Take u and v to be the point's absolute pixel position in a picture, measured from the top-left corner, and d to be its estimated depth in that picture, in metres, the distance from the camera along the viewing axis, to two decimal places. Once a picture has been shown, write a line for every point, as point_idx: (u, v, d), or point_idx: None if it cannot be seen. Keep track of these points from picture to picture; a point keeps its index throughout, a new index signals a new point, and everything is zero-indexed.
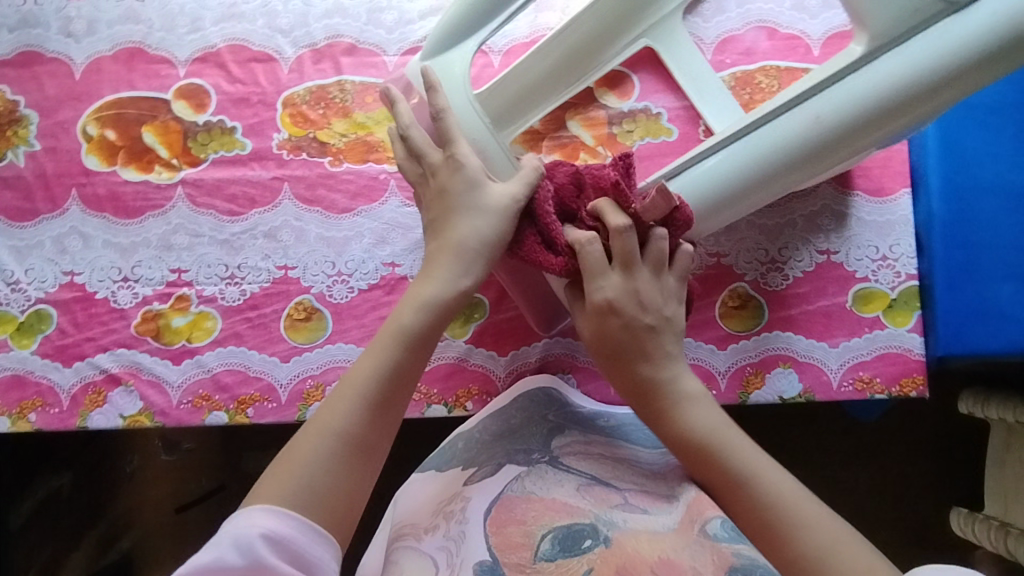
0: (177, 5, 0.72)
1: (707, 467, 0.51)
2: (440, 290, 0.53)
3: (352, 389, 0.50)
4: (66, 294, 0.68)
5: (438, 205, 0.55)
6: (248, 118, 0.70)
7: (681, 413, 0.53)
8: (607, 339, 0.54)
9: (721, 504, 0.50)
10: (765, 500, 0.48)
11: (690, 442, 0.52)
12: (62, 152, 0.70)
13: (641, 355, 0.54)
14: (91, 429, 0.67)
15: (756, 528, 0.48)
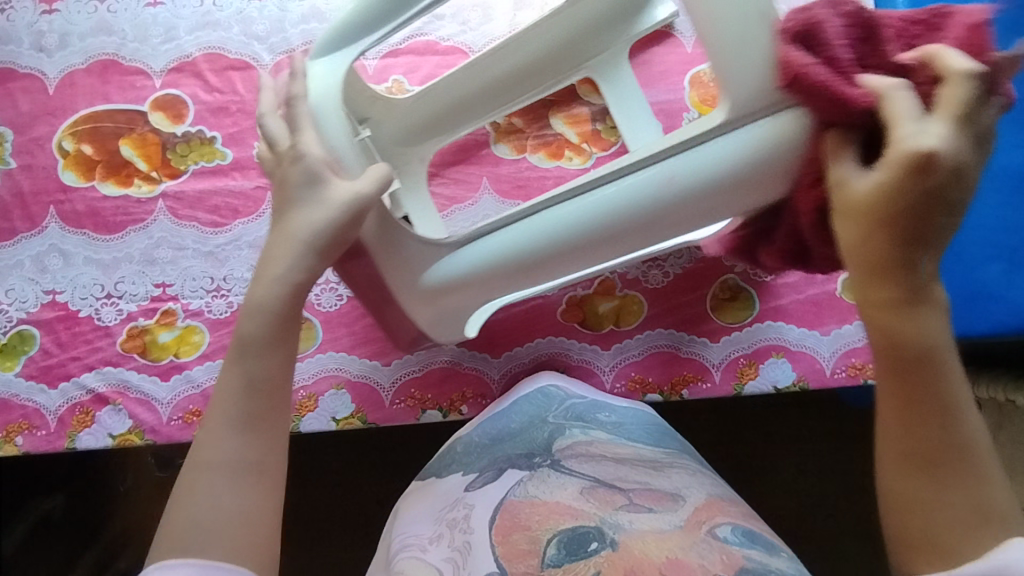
0: (150, 14, 0.70)
1: (925, 386, 0.41)
2: (271, 293, 0.46)
3: (219, 413, 0.45)
4: (48, 313, 0.67)
5: (277, 196, 0.49)
6: (227, 128, 0.69)
7: (921, 320, 0.40)
8: (879, 223, 0.38)
9: (914, 431, 0.41)
10: (960, 435, 0.41)
11: (919, 350, 0.40)
12: (38, 169, 0.68)
13: (909, 263, 0.39)
14: (80, 449, 0.66)
15: (904, 476, 0.42)
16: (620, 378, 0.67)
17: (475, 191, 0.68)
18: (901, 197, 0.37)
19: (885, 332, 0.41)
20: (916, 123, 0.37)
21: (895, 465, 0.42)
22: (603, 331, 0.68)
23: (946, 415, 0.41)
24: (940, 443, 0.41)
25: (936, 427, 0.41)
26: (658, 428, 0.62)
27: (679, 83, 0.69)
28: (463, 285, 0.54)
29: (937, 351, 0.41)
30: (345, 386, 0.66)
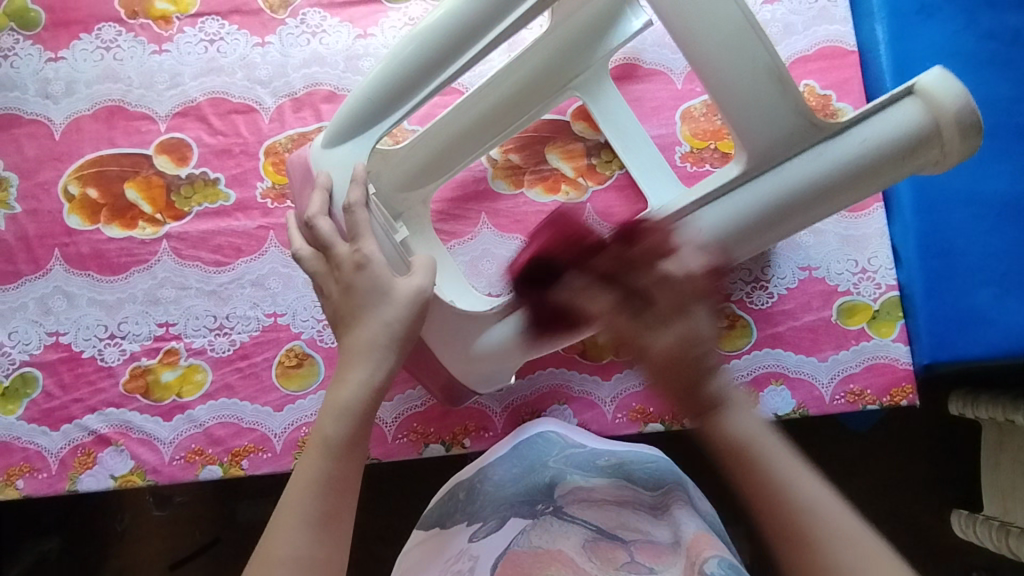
0: (155, 61, 0.72)
1: (743, 477, 0.46)
2: (357, 391, 0.49)
3: (317, 439, 0.48)
4: (51, 355, 0.67)
5: (343, 300, 0.51)
6: (231, 169, 0.70)
7: (728, 417, 0.48)
8: (673, 370, 0.49)
9: (769, 507, 0.44)
10: (810, 506, 0.44)
11: (733, 444, 0.47)
12: (44, 213, 0.70)
13: (701, 380, 0.48)
14: (81, 492, 0.65)
15: (784, 532, 0.43)
16: (622, 409, 0.67)
17: (475, 226, 0.70)
18: (683, 358, 0.48)
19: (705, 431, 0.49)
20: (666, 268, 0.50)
21: (778, 543, 0.44)
22: (603, 362, 0.68)
23: (787, 491, 0.44)
24: (783, 517, 0.44)
25: (776, 500, 0.44)
26: (661, 465, 0.62)
27: (670, 118, 0.71)
28: (510, 347, 0.57)
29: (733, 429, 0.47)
30: None
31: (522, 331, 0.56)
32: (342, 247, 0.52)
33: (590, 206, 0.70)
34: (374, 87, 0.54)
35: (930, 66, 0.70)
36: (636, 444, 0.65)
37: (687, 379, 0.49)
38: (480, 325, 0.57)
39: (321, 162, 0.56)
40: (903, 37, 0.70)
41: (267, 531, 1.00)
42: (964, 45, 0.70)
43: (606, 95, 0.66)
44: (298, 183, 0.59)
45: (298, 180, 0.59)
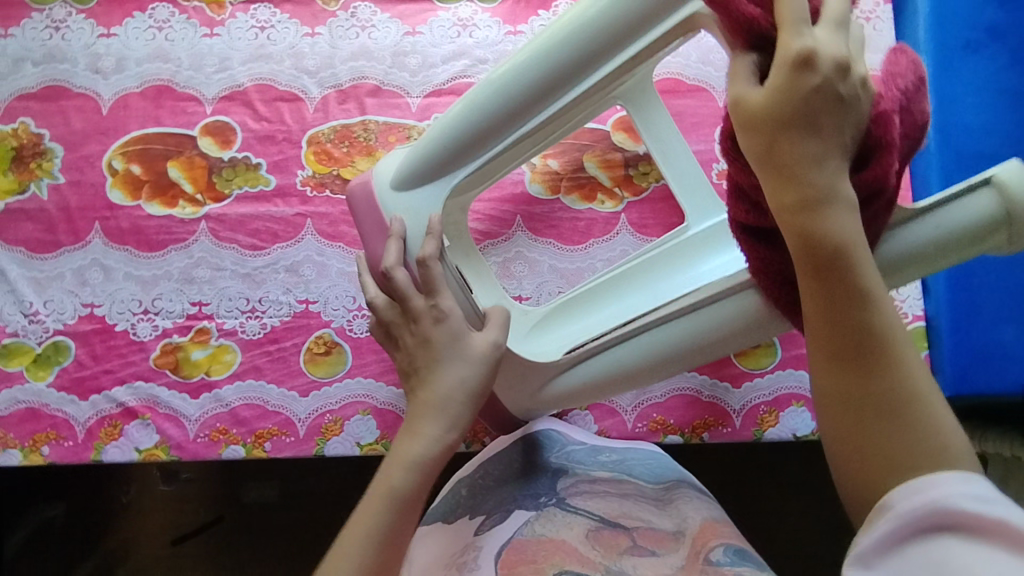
0: (205, 44, 0.73)
1: (846, 307, 0.37)
2: (425, 448, 0.51)
3: (380, 488, 0.50)
4: (84, 326, 0.68)
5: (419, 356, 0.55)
6: (273, 156, 0.71)
7: (837, 210, 0.37)
8: (779, 133, 0.37)
9: (825, 313, 0.37)
10: (881, 332, 0.37)
11: (832, 241, 0.37)
12: (87, 185, 0.71)
13: (815, 132, 0.37)
14: (105, 462, 0.66)
15: (846, 351, 0.37)
16: (642, 419, 0.68)
17: (510, 229, 0.71)
18: (793, 99, 0.36)
19: (793, 228, 0.38)
20: (802, 30, 0.36)
21: (819, 356, 0.38)
22: None
23: (868, 308, 0.37)
24: (855, 334, 0.37)
25: (853, 317, 0.37)
26: (660, 461, 0.64)
27: (710, 134, 0.72)
28: (577, 395, 0.60)
29: (852, 250, 0.37)
30: (371, 412, 0.67)
31: (582, 384, 0.59)
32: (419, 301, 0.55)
33: (624, 216, 0.71)
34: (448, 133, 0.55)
35: (970, 102, 0.71)
36: (639, 442, 0.66)
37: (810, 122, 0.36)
38: (547, 376, 0.60)
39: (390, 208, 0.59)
40: (944, 71, 0.71)
41: (271, 513, 1.01)
42: (1006, 82, 0.71)
43: (650, 110, 0.64)
44: (363, 216, 0.62)
45: (357, 199, 0.63)
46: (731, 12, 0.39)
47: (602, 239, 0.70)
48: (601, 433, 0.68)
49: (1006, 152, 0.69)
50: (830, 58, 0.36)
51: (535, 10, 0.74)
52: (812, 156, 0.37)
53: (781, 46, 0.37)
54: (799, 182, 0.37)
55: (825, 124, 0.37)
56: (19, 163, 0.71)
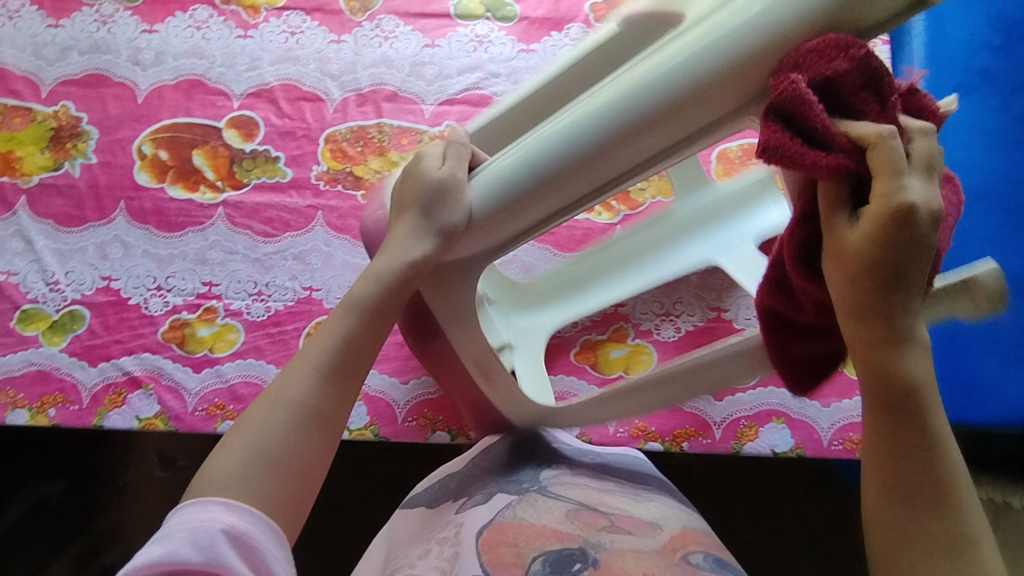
0: (239, 44, 0.79)
1: (907, 444, 0.40)
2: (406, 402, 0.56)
3: (344, 299, 0.52)
4: (100, 297, 0.72)
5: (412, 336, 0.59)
6: (291, 150, 0.76)
7: (913, 356, 0.39)
8: (870, 274, 0.37)
9: (888, 447, 0.40)
10: (941, 470, 0.40)
11: (906, 382, 0.39)
12: (116, 167, 0.75)
13: (908, 278, 0.37)
14: (106, 428, 0.69)
15: (903, 485, 0.40)
16: (624, 424, 0.70)
17: None
18: (887, 246, 0.36)
19: (868, 364, 0.40)
20: (897, 179, 0.35)
21: (876, 483, 0.41)
22: (612, 376, 0.71)
23: (931, 448, 0.40)
24: (915, 471, 0.40)
25: (915, 455, 0.40)
26: (641, 466, 0.66)
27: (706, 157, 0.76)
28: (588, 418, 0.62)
29: (925, 391, 0.39)
30: (363, 398, 0.70)
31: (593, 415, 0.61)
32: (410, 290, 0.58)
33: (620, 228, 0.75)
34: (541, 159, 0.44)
35: (963, 140, 0.73)
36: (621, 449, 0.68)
37: (906, 266, 0.36)
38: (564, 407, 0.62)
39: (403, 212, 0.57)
40: None
41: None
42: (997, 124, 0.73)
43: None
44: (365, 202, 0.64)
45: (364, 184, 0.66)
46: (805, 162, 0.36)
47: (597, 247, 0.73)
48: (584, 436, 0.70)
49: (995, 191, 0.71)
50: (929, 209, 0.35)
51: (547, 31, 0.79)
52: (898, 303, 0.38)
53: (877, 192, 0.35)
54: (886, 324, 0.38)
55: (915, 275, 0.37)
56: (57, 143, 0.76)
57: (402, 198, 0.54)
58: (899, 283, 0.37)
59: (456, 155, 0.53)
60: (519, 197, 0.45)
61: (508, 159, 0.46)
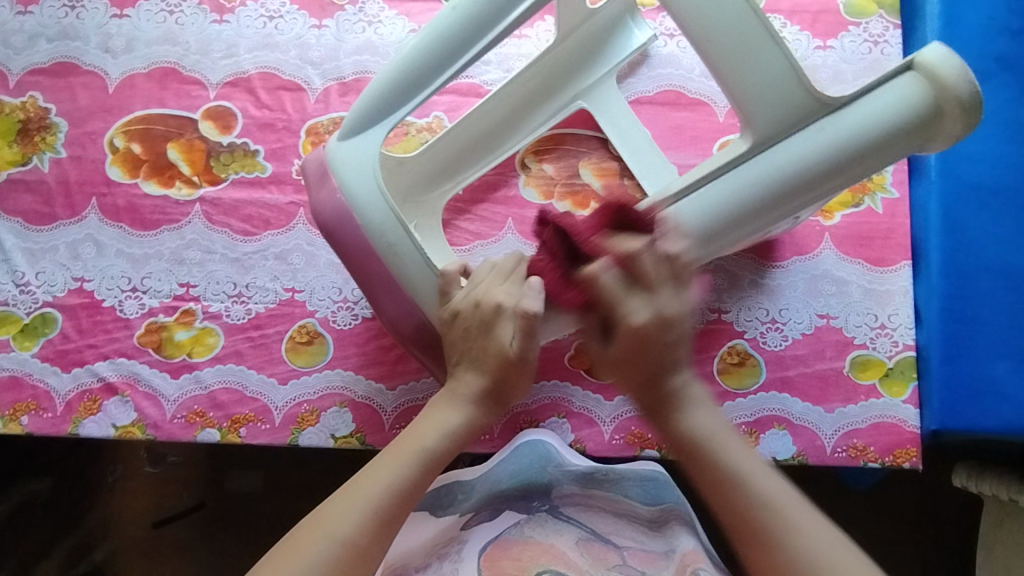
0: (215, 30, 0.74)
1: (731, 499, 0.48)
2: (448, 427, 0.54)
3: (412, 444, 0.53)
4: (73, 300, 0.69)
5: (444, 392, 0.56)
6: (271, 143, 0.72)
7: (687, 408, 0.53)
8: (644, 351, 0.53)
9: (720, 495, 0.49)
10: (761, 500, 0.47)
11: (688, 440, 0.52)
12: (87, 161, 0.71)
13: (668, 403, 0.53)
14: (82, 436, 0.67)
15: (743, 530, 0.47)
16: (620, 431, 0.67)
17: (499, 231, 0.71)
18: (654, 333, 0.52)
19: (659, 424, 0.54)
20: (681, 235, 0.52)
21: (735, 538, 0.48)
22: (607, 382, 0.69)
23: (746, 482, 0.48)
24: (743, 506, 0.48)
25: (738, 491, 0.48)
26: (659, 483, 0.64)
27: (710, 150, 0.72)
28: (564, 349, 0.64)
29: (710, 439, 0.51)
30: (348, 405, 0.67)
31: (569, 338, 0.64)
32: (455, 338, 0.56)
33: None
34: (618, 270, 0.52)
35: (975, 131, 0.69)
36: (640, 463, 0.66)
37: (665, 360, 0.53)
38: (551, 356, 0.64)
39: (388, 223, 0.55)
40: None
41: (252, 503, 1.00)
42: (1015, 116, 0.69)
43: (607, 101, 0.70)
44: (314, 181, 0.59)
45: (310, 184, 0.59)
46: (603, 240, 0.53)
47: None
48: (578, 443, 0.67)
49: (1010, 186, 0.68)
50: (693, 253, 0.52)
51: (540, 14, 0.74)
52: (660, 374, 0.53)
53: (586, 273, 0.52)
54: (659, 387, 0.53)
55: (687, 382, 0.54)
56: (25, 136, 0.72)
57: (472, 352, 0.55)
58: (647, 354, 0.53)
59: (528, 329, 0.54)
60: (597, 303, 0.54)
61: (582, 269, 0.53)
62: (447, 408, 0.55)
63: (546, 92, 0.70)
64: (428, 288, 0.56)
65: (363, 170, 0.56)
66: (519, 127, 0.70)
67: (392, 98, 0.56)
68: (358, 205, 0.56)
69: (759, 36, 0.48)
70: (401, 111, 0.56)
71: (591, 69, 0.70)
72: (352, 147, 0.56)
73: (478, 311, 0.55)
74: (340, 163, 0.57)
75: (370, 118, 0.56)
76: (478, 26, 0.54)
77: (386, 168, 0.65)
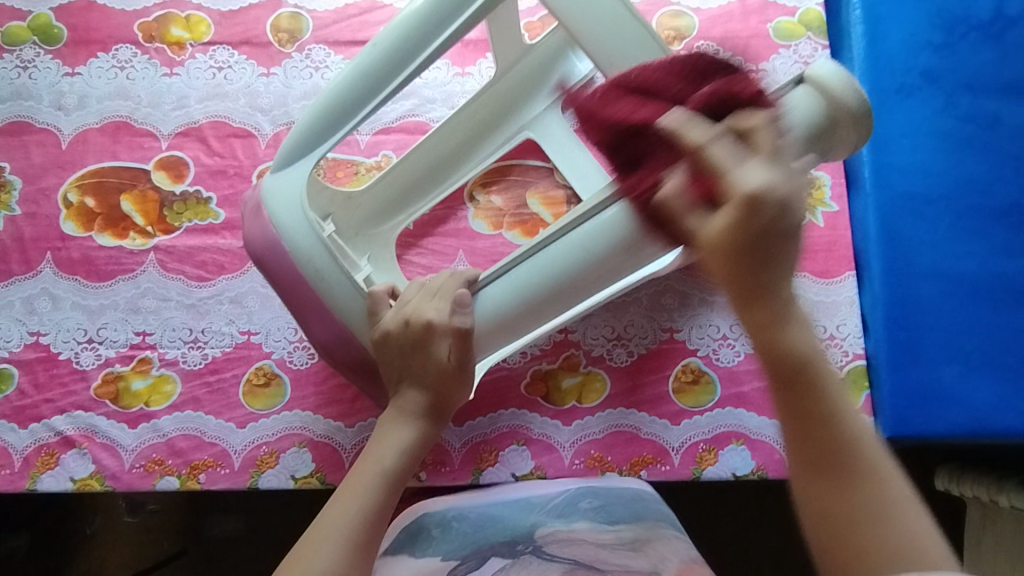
0: (165, 83, 0.76)
1: (820, 437, 0.39)
2: (395, 451, 0.53)
3: (370, 468, 0.52)
4: (29, 354, 0.69)
5: (388, 413, 0.56)
6: (223, 190, 0.73)
7: (793, 329, 0.40)
8: (739, 247, 0.38)
9: (800, 435, 0.40)
10: (852, 442, 0.39)
11: (795, 358, 0.40)
12: (41, 217, 0.72)
13: (772, 260, 0.39)
14: (40, 492, 0.66)
15: (821, 461, 0.39)
16: (579, 455, 0.68)
17: (451, 263, 0.72)
18: (747, 232, 0.38)
19: (758, 343, 0.40)
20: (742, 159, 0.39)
21: (798, 469, 0.40)
22: (565, 407, 0.69)
23: (840, 418, 0.40)
24: (829, 446, 0.39)
25: (828, 434, 0.39)
26: (641, 500, 0.64)
27: None
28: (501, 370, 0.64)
29: (812, 363, 0.40)
30: (307, 445, 0.67)
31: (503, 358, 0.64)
32: (392, 355, 0.56)
33: None
34: (526, 295, 0.53)
35: (906, 143, 0.71)
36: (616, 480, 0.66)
37: (774, 256, 0.39)
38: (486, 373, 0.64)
39: (316, 258, 0.56)
40: (882, 113, 0.72)
41: (232, 547, 0.99)
42: (941, 126, 0.71)
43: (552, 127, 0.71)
44: (250, 218, 0.60)
45: (248, 225, 0.60)
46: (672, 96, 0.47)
47: None
48: (538, 470, 0.67)
49: (944, 194, 0.70)
50: (787, 189, 0.38)
51: (482, 52, 0.77)
52: (779, 232, 0.38)
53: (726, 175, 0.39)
54: (763, 300, 0.39)
55: (769, 265, 0.39)
56: None
57: (411, 369, 0.56)
58: (768, 250, 0.38)
59: (463, 340, 0.54)
60: (516, 322, 0.54)
61: (500, 288, 0.54)
62: (399, 427, 0.54)
63: (492, 123, 0.71)
64: (359, 312, 0.57)
65: (291, 199, 0.57)
66: (466, 158, 0.70)
67: (317, 130, 0.56)
68: (288, 235, 0.56)
69: (657, 60, 0.50)
70: (328, 143, 0.57)
71: (537, 99, 0.71)
72: (283, 178, 0.57)
73: (409, 330, 0.55)
74: (271, 196, 0.58)
75: (299, 151, 0.57)
76: (396, 59, 0.54)
77: (336, 203, 0.67)
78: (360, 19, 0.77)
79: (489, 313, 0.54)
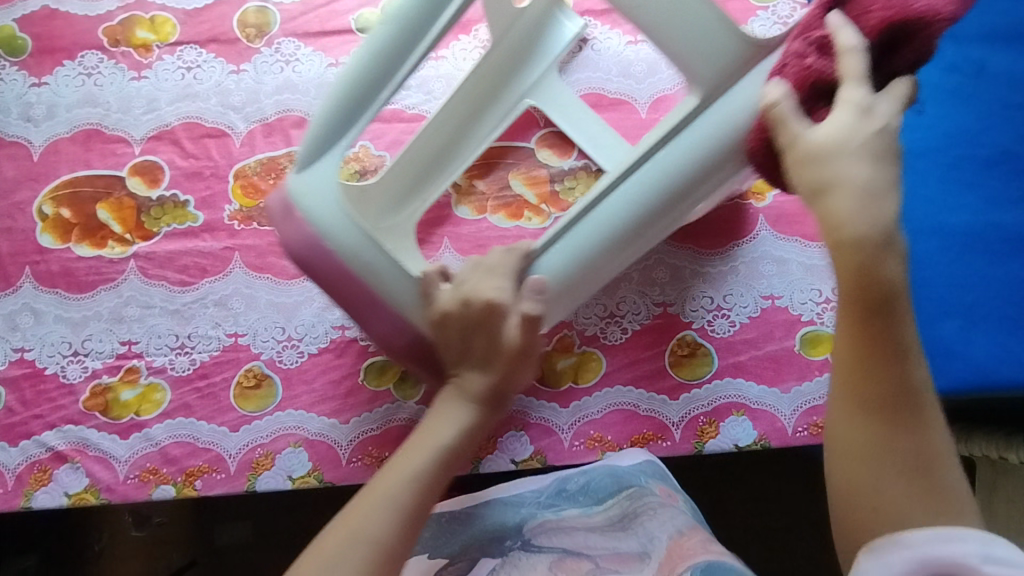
0: (134, 87, 0.75)
1: (880, 378, 0.39)
2: (453, 430, 0.53)
3: (428, 441, 0.53)
4: (15, 371, 0.68)
5: (446, 394, 0.55)
6: (201, 192, 0.72)
7: (891, 259, 0.38)
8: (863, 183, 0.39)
9: (867, 369, 0.40)
10: (912, 384, 0.40)
11: (886, 289, 0.39)
12: (18, 231, 0.71)
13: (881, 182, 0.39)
14: (35, 509, 0.65)
15: (875, 397, 0.40)
16: (579, 437, 0.67)
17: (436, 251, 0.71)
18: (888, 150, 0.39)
19: (842, 273, 0.39)
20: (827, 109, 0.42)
21: (851, 405, 0.41)
22: (561, 389, 0.68)
23: (900, 356, 0.39)
24: (886, 384, 0.39)
25: (884, 374, 0.39)
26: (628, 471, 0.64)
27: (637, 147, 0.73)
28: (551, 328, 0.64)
29: (899, 297, 0.39)
30: (303, 444, 0.66)
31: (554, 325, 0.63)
32: (453, 335, 0.55)
33: None
34: (595, 252, 0.54)
35: None
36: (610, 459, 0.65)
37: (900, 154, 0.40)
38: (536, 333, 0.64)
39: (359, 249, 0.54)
40: None
41: (245, 554, 0.98)
42: (926, 77, 0.70)
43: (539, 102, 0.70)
44: (278, 224, 0.57)
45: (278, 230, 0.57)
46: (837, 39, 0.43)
47: None
48: (539, 454, 0.66)
49: (935, 147, 0.68)
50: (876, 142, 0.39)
51: (455, 34, 0.76)
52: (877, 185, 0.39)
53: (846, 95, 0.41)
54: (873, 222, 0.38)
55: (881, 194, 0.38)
56: None
57: (477, 350, 0.54)
58: (864, 187, 0.38)
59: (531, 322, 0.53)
60: (583, 281, 0.55)
61: (556, 257, 0.55)
62: (455, 408, 0.54)
63: (493, 95, 0.69)
64: (409, 297, 0.55)
65: (324, 195, 0.54)
66: (473, 133, 0.69)
67: (343, 119, 0.54)
68: (328, 232, 0.54)
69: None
70: (353, 131, 0.55)
71: (531, 64, 0.70)
72: (311, 174, 0.55)
73: (470, 310, 0.54)
74: (301, 195, 0.55)
75: (323, 145, 0.55)
76: (417, 29, 0.53)
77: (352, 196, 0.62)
78: (329, 8, 0.76)
79: (558, 275, 0.55)
